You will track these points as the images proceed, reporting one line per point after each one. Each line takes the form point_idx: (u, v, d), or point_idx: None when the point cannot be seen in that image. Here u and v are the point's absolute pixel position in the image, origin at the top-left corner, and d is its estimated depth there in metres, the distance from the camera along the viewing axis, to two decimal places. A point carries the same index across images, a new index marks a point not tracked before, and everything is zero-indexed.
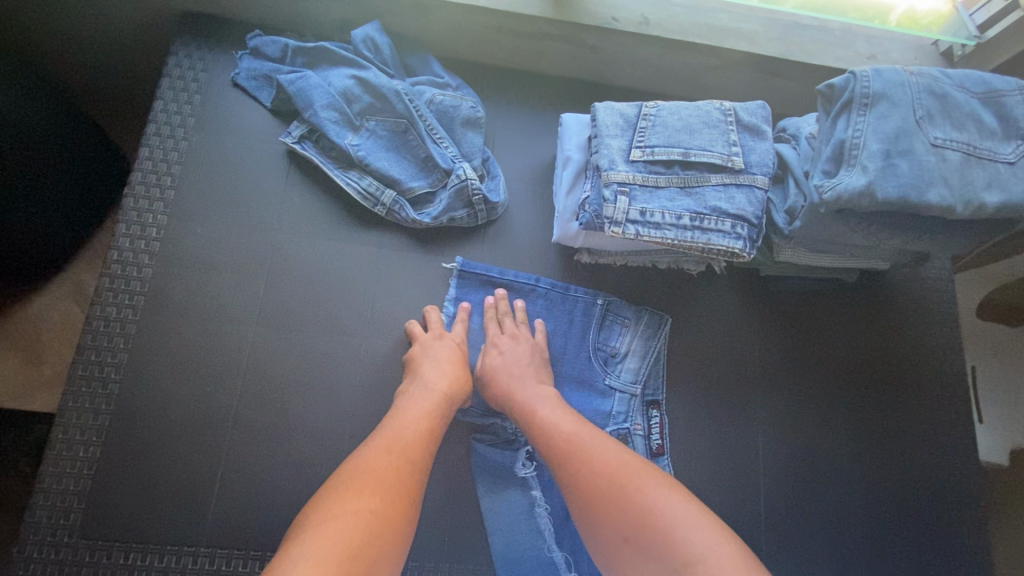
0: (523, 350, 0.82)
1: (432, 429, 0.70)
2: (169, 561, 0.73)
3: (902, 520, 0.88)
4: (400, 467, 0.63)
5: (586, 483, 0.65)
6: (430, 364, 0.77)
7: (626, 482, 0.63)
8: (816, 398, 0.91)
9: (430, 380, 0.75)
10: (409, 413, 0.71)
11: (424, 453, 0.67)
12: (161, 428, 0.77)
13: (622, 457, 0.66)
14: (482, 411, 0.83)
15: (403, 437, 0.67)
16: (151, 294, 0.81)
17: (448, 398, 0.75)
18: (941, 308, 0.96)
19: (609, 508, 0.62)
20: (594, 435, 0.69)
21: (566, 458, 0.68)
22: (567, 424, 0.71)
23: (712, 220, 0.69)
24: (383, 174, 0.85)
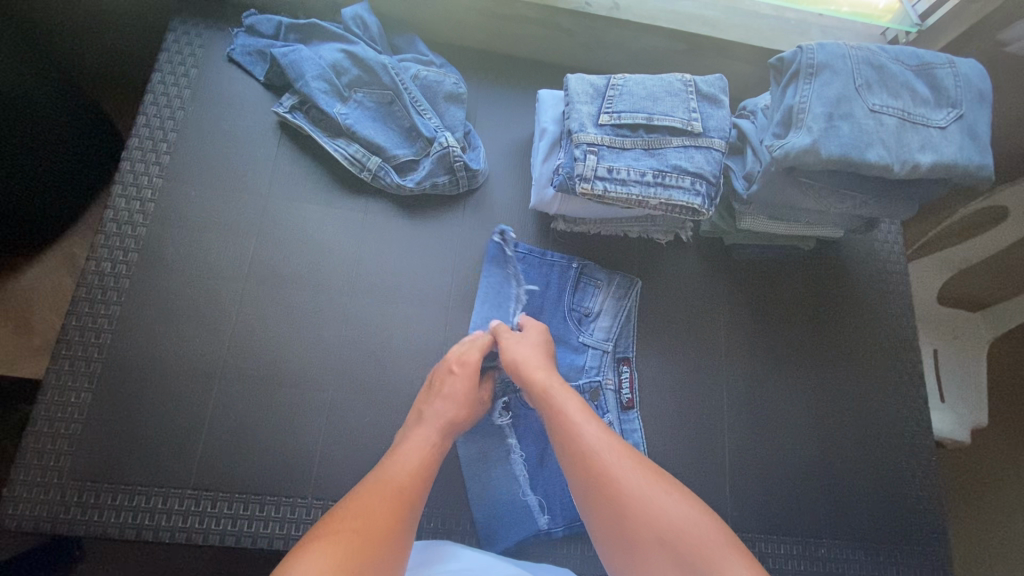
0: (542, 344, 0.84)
1: (427, 463, 0.72)
2: (156, 502, 0.75)
3: (859, 473, 0.93)
4: (393, 493, 0.66)
5: (610, 480, 0.66)
6: (433, 408, 0.78)
7: (649, 489, 0.65)
8: (776, 360, 0.96)
9: (433, 415, 0.77)
10: (407, 445, 0.73)
11: (418, 481, 0.69)
12: (151, 376, 0.80)
13: (651, 472, 0.68)
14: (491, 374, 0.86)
15: (396, 470, 0.69)
16: (145, 251, 0.85)
17: (444, 423, 0.77)
18: (894, 277, 1.03)
19: (630, 514, 0.64)
20: (622, 445, 0.70)
21: (593, 466, 0.68)
22: (594, 431, 0.71)
23: (673, 178, 0.75)
24: (370, 142, 0.90)
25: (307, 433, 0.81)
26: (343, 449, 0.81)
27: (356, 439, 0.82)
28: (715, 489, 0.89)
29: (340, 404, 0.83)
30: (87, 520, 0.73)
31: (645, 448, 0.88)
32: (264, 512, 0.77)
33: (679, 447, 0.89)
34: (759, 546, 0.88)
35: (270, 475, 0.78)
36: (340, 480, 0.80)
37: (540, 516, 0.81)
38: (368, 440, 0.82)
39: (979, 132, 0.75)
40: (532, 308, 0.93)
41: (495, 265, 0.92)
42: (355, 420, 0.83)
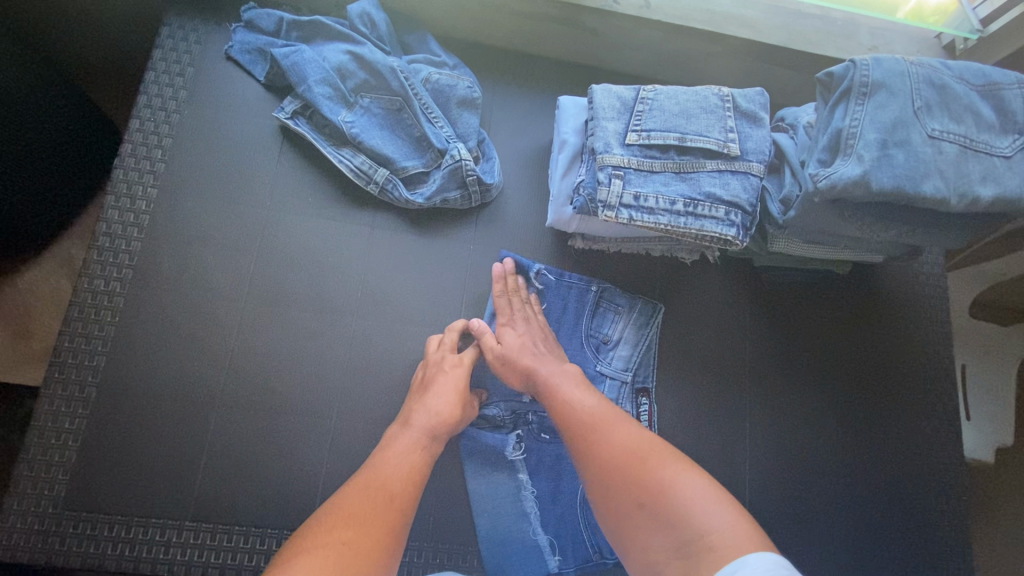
0: (531, 329, 0.82)
1: (419, 466, 0.68)
2: (154, 533, 0.72)
3: (885, 510, 0.89)
4: (378, 500, 0.63)
5: (597, 443, 0.67)
6: (423, 405, 0.74)
7: (637, 451, 0.65)
8: (803, 389, 0.91)
9: (417, 419, 0.73)
10: (393, 451, 0.69)
11: (407, 486, 0.66)
12: (147, 403, 0.76)
13: (642, 436, 0.68)
14: (490, 404, 0.83)
15: (386, 474, 0.66)
16: (141, 266, 0.80)
17: (434, 437, 0.72)
18: (933, 302, 0.96)
19: (623, 479, 0.64)
20: (614, 413, 0.70)
21: (584, 431, 0.69)
22: (588, 399, 0.72)
23: (705, 207, 0.69)
24: (377, 152, 0.84)
25: (309, 464, 0.77)
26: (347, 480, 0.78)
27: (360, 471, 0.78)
28: None
29: (344, 433, 0.79)
30: (84, 552, 0.71)
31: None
32: (266, 545, 0.74)
33: None
34: None
35: (270, 507, 0.75)
36: None
37: (550, 556, 0.78)
38: None
39: None
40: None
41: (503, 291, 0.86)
42: (360, 451, 0.79)
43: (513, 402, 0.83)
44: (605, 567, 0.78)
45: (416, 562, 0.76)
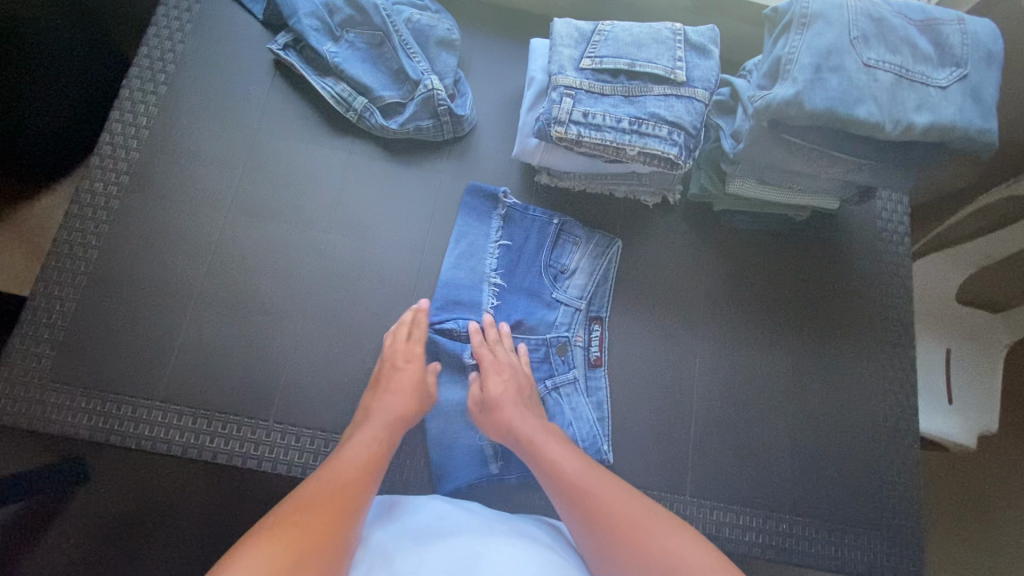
0: (520, 376, 0.83)
1: (377, 455, 0.70)
2: (125, 409, 0.78)
3: (834, 452, 0.89)
4: (334, 486, 0.64)
5: (594, 506, 0.67)
6: (381, 404, 0.76)
7: (636, 519, 0.66)
8: (756, 331, 0.93)
9: (377, 411, 0.75)
10: (352, 444, 0.71)
11: (364, 475, 0.67)
12: (130, 294, 0.83)
13: (638, 503, 0.68)
14: (445, 318, 0.87)
15: (344, 465, 0.67)
16: (137, 173, 0.88)
17: (394, 430, 0.74)
18: (895, 256, 0.97)
19: (625, 547, 0.64)
20: (604, 477, 0.70)
21: (577, 500, 0.68)
22: (575, 465, 0.71)
23: (649, 126, 0.73)
24: (357, 82, 0.91)
25: (271, 361, 0.82)
26: (307, 377, 0.82)
27: (319, 371, 0.83)
28: (677, 454, 0.86)
29: (307, 335, 0.84)
30: (62, 419, 0.77)
31: (608, 407, 0.87)
32: (225, 429, 0.79)
33: (643, 408, 0.88)
34: (716, 513, 0.84)
35: (232, 396, 0.80)
36: (302, 406, 0.81)
37: (492, 462, 0.82)
38: (332, 374, 0.83)
39: (983, 95, 0.70)
40: (508, 261, 0.92)
41: (471, 215, 0.92)
42: (322, 354, 0.84)
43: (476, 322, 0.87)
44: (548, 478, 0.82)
45: None
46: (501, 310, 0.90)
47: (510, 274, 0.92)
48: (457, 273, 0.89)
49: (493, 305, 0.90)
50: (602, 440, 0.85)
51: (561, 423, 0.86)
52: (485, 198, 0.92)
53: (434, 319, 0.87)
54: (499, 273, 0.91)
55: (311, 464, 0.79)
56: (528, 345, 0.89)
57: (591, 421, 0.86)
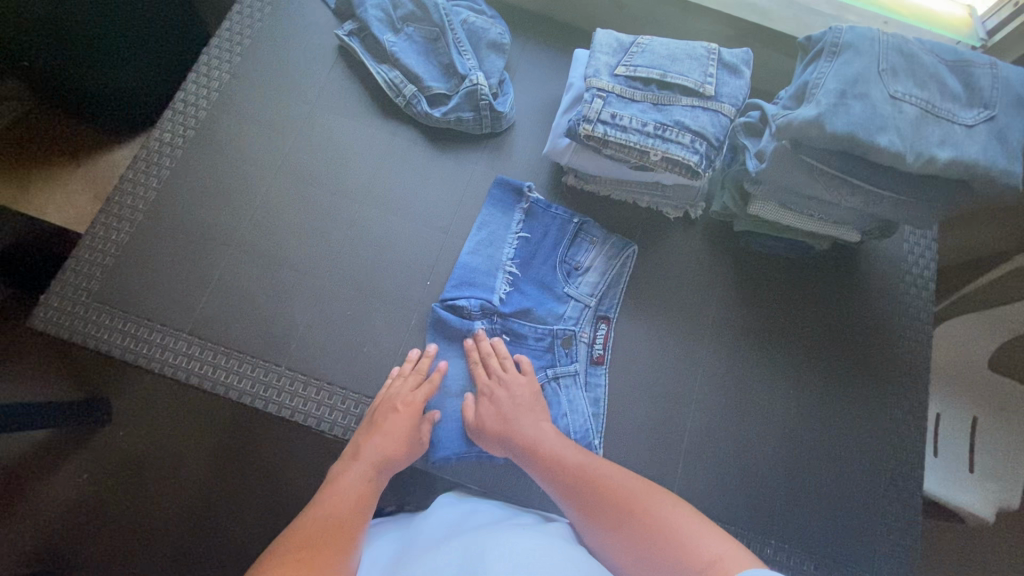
0: (515, 392, 0.84)
1: (364, 498, 0.74)
2: (156, 336, 0.85)
3: (830, 487, 0.87)
4: (326, 528, 0.68)
5: (596, 487, 0.72)
6: (371, 446, 0.78)
7: (635, 496, 0.70)
8: (763, 353, 0.93)
9: (368, 452, 0.78)
10: (341, 487, 0.74)
11: (353, 517, 0.71)
12: (177, 234, 0.90)
13: (637, 485, 0.72)
14: (457, 292, 0.89)
15: (333, 509, 0.71)
16: (202, 130, 0.97)
17: (381, 472, 0.78)
18: (914, 299, 0.96)
19: (627, 521, 0.67)
20: (603, 464, 0.75)
21: (577, 489, 0.73)
22: (574, 456, 0.77)
23: (673, 133, 0.77)
24: (409, 70, 0.99)
25: (291, 313, 0.88)
26: (322, 332, 0.87)
27: (333, 328, 0.88)
28: (667, 462, 0.86)
29: (328, 294, 0.89)
30: (99, 336, 0.84)
31: (605, 404, 0.88)
32: (241, 368, 0.84)
33: (639, 411, 0.88)
34: None
35: (251, 339, 0.86)
36: (314, 358, 0.86)
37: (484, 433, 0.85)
38: (344, 332, 0.88)
39: (1010, 136, 0.71)
40: (525, 253, 0.95)
41: (496, 206, 0.96)
42: (339, 312, 0.88)
43: (489, 304, 0.90)
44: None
45: (366, 413, 0.85)
46: (512, 298, 0.92)
47: (525, 265, 0.95)
48: (474, 256, 0.92)
49: (505, 292, 0.92)
50: (594, 434, 0.86)
51: (555, 413, 0.88)
52: (511, 191, 0.96)
53: (446, 296, 0.89)
54: (515, 262, 0.94)
55: (313, 412, 0.84)
56: (533, 333, 0.92)
57: (586, 414, 0.87)
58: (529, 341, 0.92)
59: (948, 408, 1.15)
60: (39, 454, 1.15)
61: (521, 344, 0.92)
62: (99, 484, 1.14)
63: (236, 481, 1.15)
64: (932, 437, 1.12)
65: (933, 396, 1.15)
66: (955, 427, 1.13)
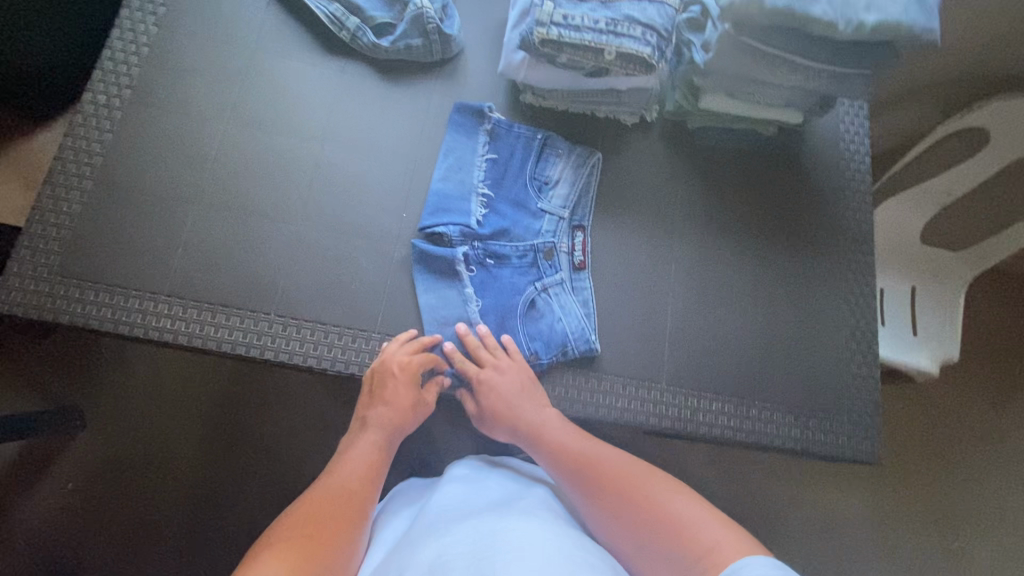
0: (515, 379, 0.85)
1: (373, 464, 0.79)
2: (133, 301, 0.82)
3: (801, 349, 0.95)
4: (338, 496, 0.73)
5: (597, 476, 0.76)
6: (375, 413, 0.82)
7: (635, 485, 0.74)
8: (728, 240, 0.99)
9: (372, 419, 0.82)
10: (351, 456, 0.79)
11: (364, 483, 0.76)
12: (134, 197, 0.87)
13: (639, 474, 0.76)
14: (437, 219, 0.91)
15: (345, 477, 0.76)
16: (139, 87, 0.92)
17: (389, 438, 0.82)
18: (856, 172, 1.04)
19: (627, 509, 0.71)
20: (605, 454, 0.79)
21: (581, 476, 0.77)
22: (579, 446, 0.80)
23: (625, 27, 0.80)
24: (349, 3, 0.96)
25: (271, 260, 0.87)
26: (306, 274, 0.87)
27: (316, 270, 0.87)
28: (655, 348, 0.92)
29: (305, 237, 0.88)
30: (72, 310, 0.81)
31: (594, 306, 0.92)
32: (229, 322, 0.83)
33: (623, 307, 0.93)
34: (690, 400, 0.90)
35: (234, 291, 0.85)
36: (302, 301, 0.86)
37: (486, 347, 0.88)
38: (328, 272, 0.88)
39: None
40: (495, 174, 0.96)
41: (459, 131, 0.96)
42: (319, 254, 0.88)
43: (468, 227, 0.92)
44: (540, 369, 0.89)
45: (364, 346, 0.86)
46: (489, 220, 0.94)
47: (497, 186, 0.96)
48: (446, 182, 0.93)
49: (482, 215, 0.94)
50: (591, 331, 0.90)
51: (550, 320, 0.90)
52: (472, 115, 0.97)
53: (423, 226, 0.90)
54: (487, 184, 0.95)
55: (312, 352, 0.84)
56: (516, 253, 0.93)
57: (579, 316, 0.91)
58: (512, 261, 0.93)
59: (893, 279, 1.25)
60: (23, 463, 1.11)
61: (504, 265, 0.93)
62: (92, 480, 1.11)
63: (229, 462, 1.15)
64: (879, 310, 1.21)
65: (879, 269, 1.25)
66: (900, 295, 1.24)
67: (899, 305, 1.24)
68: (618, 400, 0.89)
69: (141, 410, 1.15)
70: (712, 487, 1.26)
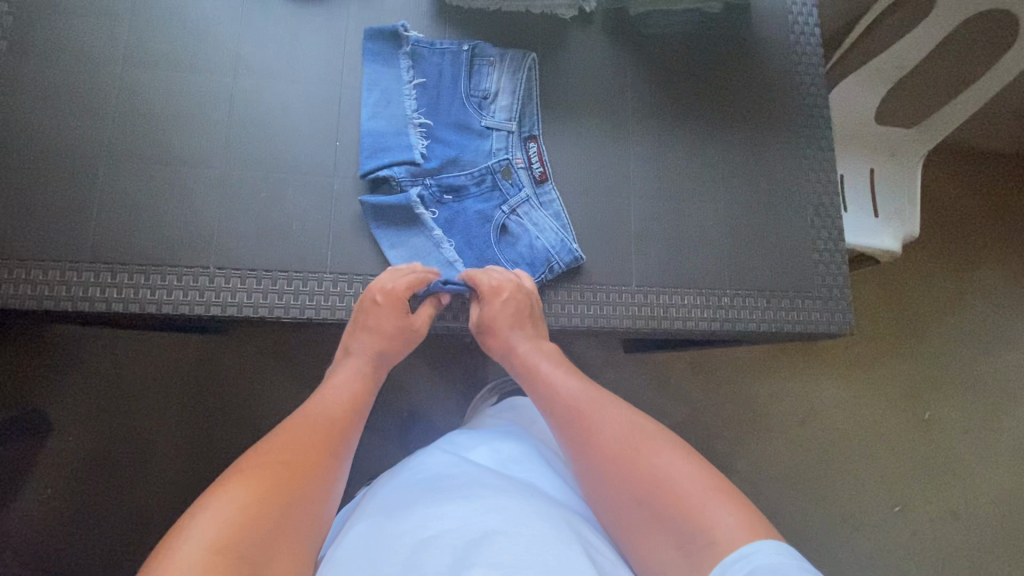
0: (517, 309, 0.80)
1: (359, 392, 0.76)
2: (54, 274, 0.75)
3: (767, 233, 0.94)
4: (318, 425, 0.69)
5: (592, 431, 0.71)
6: (360, 339, 0.79)
7: (633, 445, 0.68)
8: (684, 131, 0.94)
9: (357, 346, 0.79)
10: (336, 381, 0.77)
11: (348, 411, 0.73)
12: (32, 161, 0.77)
13: (640, 431, 0.70)
14: (380, 165, 0.83)
15: (327, 404, 0.73)
16: (12, 37, 0.80)
17: (375, 365, 0.79)
18: (807, 43, 1.00)
19: (623, 473, 0.67)
20: (606, 405, 0.73)
21: (575, 427, 0.72)
22: (580, 394, 0.75)
23: None
24: None
25: (199, 211, 0.79)
26: (242, 221, 0.80)
27: (252, 215, 0.80)
28: (622, 252, 0.89)
29: (233, 182, 0.81)
30: None
31: (566, 215, 0.89)
32: (166, 281, 0.77)
33: (584, 213, 0.89)
34: (662, 298, 0.89)
35: (166, 248, 0.78)
36: (242, 249, 0.79)
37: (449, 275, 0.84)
38: (265, 216, 0.81)
39: None
40: (428, 100, 0.88)
41: (376, 60, 0.88)
42: (252, 197, 0.81)
43: (414, 163, 0.85)
44: None
45: (317, 289, 0.80)
46: (434, 151, 0.87)
47: (433, 111, 0.88)
48: (384, 119, 0.86)
49: (424, 146, 0.86)
50: (570, 240, 0.87)
51: (528, 240, 0.86)
52: (386, 39, 0.88)
53: (365, 172, 0.83)
54: (422, 112, 0.88)
55: (262, 302, 0.78)
56: (472, 180, 0.87)
57: (554, 229, 0.87)
58: (471, 190, 0.87)
59: (847, 160, 1.25)
60: None
61: (464, 197, 0.87)
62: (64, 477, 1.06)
63: (206, 437, 1.10)
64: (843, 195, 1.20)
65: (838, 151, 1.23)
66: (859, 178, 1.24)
67: (860, 189, 1.23)
68: (591, 308, 0.87)
69: (105, 400, 1.09)
70: (695, 391, 1.28)
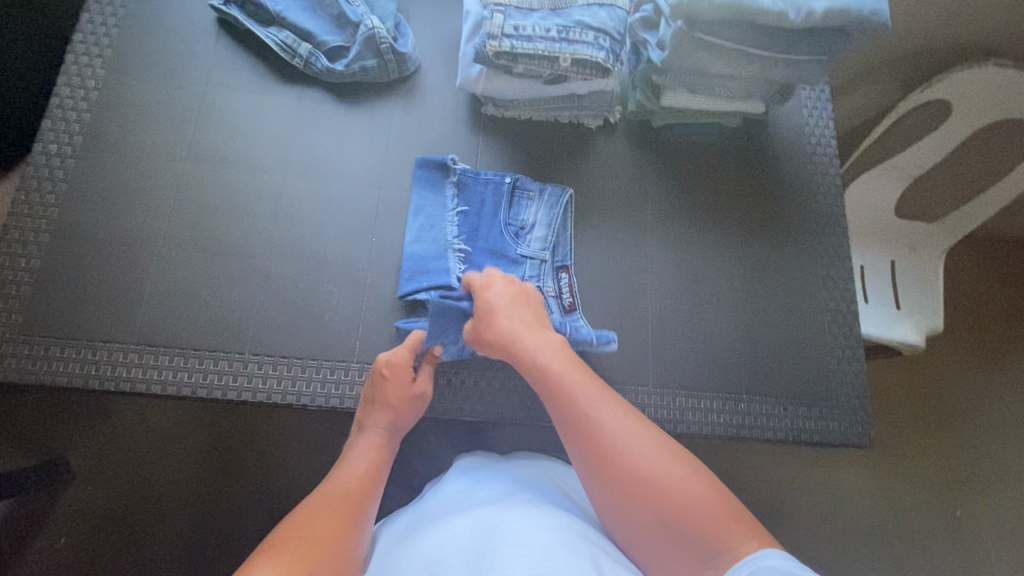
0: (521, 326, 0.79)
1: (374, 466, 0.77)
2: (102, 354, 0.80)
3: (783, 338, 0.95)
4: (337, 499, 0.70)
5: (602, 435, 0.68)
6: (373, 417, 0.80)
7: (643, 453, 0.66)
8: (702, 235, 0.98)
9: (371, 421, 0.80)
10: (352, 457, 0.78)
11: (364, 486, 0.74)
12: (95, 246, 0.85)
13: (646, 436, 0.68)
14: (418, 289, 0.87)
15: (345, 482, 0.74)
16: (92, 133, 0.90)
17: (388, 442, 0.80)
18: (821, 154, 1.05)
19: (634, 481, 0.65)
20: (613, 407, 0.70)
21: (583, 432, 0.69)
22: (586, 394, 0.71)
23: (577, 33, 0.85)
24: (299, 28, 0.96)
25: (239, 298, 0.85)
26: (277, 308, 0.85)
27: (287, 304, 0.86)
28: (638, 351, 0.91)
29: (272, 271, 0.87)
30: (41, 369, 0.79)
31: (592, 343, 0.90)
32: (202, 364, 0.81)
33: (602, 311, 0.93)
34: (677, 400, 0.90)
35: (206, 332, 0.83)
36: (275, 336, 0.84)
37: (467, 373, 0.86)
38: (299, 305, 0.86)
39: None
40: (468, 227, 0.93)
41: (425, 187, 0.93)
42: (289, 286, 0.86)
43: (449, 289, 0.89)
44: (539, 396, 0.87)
45: (342, 378, 0.84)
46: None
47: (472, 239, 0.93)
48: (423, 245, 0.90)
49: (461, 270, 0.91)
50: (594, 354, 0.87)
51: None
52: (435, 169, 0.94)
53: (403, 293, 0.87)
54: (462, 239, 0.93)
55: (290, 388, 0.82)
56: None
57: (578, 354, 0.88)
58: None
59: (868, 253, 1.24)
60: None
61: None
62: (80, 539, 1.07)
63: (219, 505, 1.11)
64: (860, 287, 1.20)
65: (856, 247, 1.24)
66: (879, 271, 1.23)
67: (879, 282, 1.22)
68: None
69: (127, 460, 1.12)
70: None
